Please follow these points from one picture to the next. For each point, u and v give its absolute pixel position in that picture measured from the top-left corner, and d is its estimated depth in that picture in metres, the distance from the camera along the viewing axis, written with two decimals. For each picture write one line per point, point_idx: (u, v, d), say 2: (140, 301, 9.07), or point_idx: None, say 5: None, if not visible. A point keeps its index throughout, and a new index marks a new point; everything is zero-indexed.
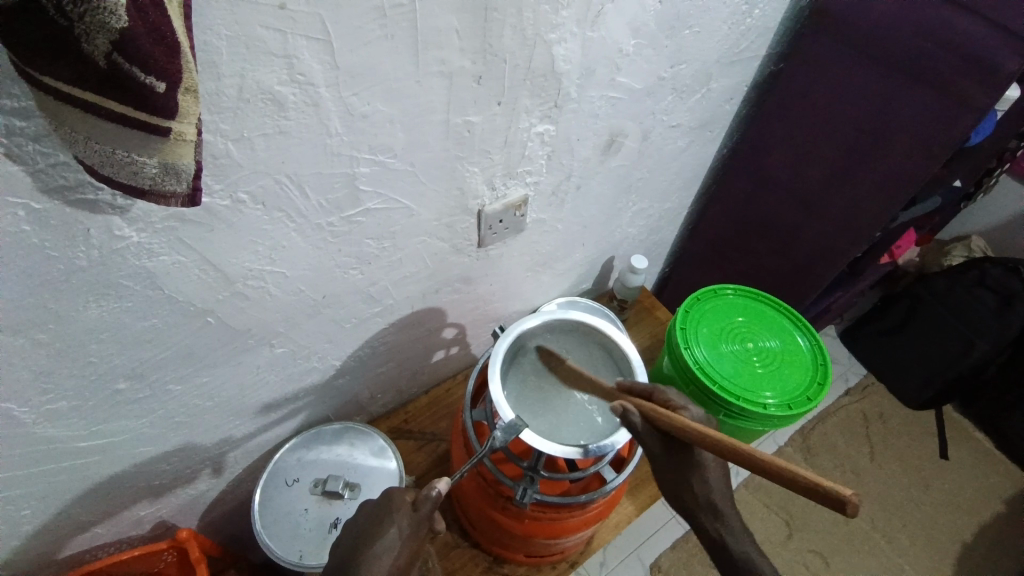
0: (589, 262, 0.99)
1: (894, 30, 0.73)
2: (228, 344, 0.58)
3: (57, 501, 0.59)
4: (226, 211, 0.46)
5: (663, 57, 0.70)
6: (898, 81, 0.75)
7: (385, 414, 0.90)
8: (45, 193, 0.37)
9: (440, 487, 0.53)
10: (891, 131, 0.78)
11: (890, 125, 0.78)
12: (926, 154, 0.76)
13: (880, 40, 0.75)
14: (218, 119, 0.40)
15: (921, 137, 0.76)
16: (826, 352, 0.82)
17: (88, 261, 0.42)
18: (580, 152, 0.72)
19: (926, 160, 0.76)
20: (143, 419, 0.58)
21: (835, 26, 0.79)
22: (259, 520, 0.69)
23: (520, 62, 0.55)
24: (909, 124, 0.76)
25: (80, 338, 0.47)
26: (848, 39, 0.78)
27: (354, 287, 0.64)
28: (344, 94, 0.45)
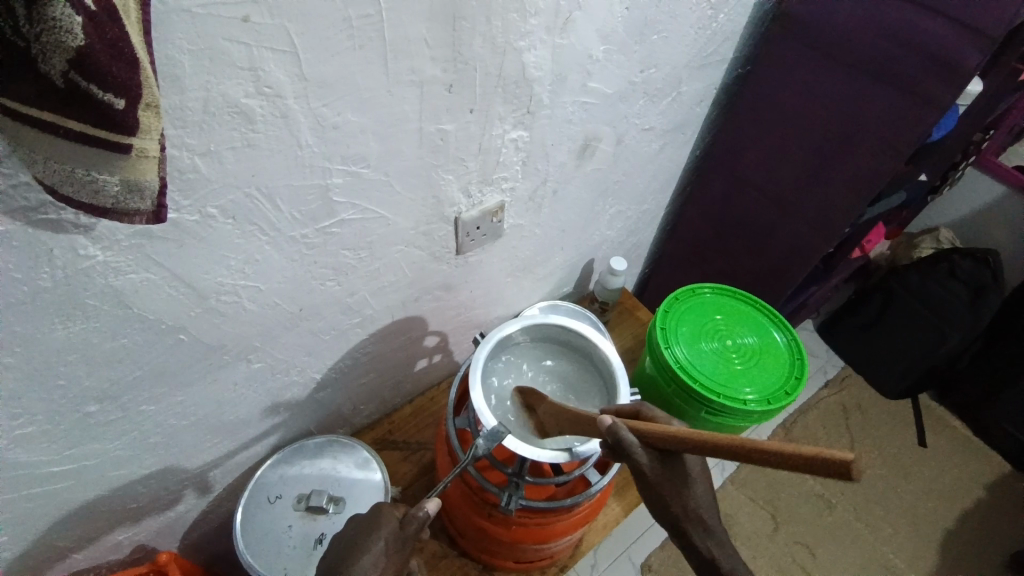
0: (569, 265, 0.99)
1: (856, 33, 0.76)
2: (203, 360, 0.57)
3: (28, 530, 0.57)
4: (196, 226, 0.46)
5: (633, 62, 0.71)
6: (862, 81, 0.78)
7: (369, 425, 0.90)
8: (6, 214, 0.36)
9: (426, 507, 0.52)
10: (858, 131, 0.81)
11: (858, 125, 0.80)
12: (891, 152, 0.79)
13: (843, 43, 0.77)
14: (184, 133, 0.40)
15: (887, 136, 0.78)
16: (803, 348, 0.84)
17: (52, 280, 0.41)
18: (554, 158, 0.73)
19: (891, 158, 0.79)
20: (117, 440, 0.57)
21: (800, 32, 0.81)
22: (242, 539, 0.68)
23: (491, 70, 0.55)
24: (875, 123, 0.78)
25: (47, 361, 0.45)
26: (812, 42, 0.80)
27: (333, 298, 0.63)
28: (314, 105, 0.45)
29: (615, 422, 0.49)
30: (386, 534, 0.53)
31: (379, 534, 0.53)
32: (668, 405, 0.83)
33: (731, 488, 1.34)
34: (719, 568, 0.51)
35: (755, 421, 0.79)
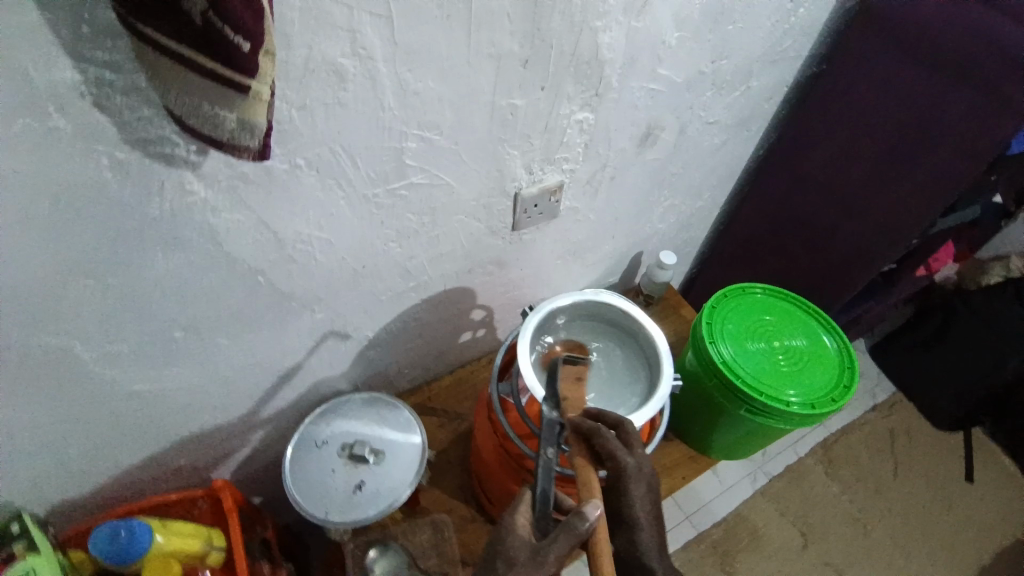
0: (618, 255, 1.00)
1: (939, 28, 0.74)
2: (274, 305, 0.61)
3: (108, 442, 0.63)
4: (284, 175, 0.49)
5: (705, 51, 0.71)
6: (942, 81, 0.75)
7: (411, 391, 0.93)
8: (130, 144, 0.40)
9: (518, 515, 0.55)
10: (933, 131, 0.78)
11: (934, 129, 0.78)
12: (969, 153, 0.75)
13: (926, 38, 0.75)
14: (285, 86, 0.43)
15: (965, 137, 0.75)
16: (852, 353, 0.83)
17: (160, 212, 0.45)
18: (616, 143, 0.74)
19: (968, 160, 0.76)
20: (192, 370, 0.62)
21: (880, 29, 0.79)
22: (291, 476, 0.73)
23: (566, 47, 0.57)
24: (955, 125, 0.75)
25: (145, 286, 0.50)
26: (893, 37, 0.78)
27: (393, 260, 0.67)
28: (399, 69, 0.48)
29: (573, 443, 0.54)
30: (520, 545, 0.51)
31: (515, 552, 0.50)
32: (708, 402, 0.84)
33: (762, 500, 1.31)
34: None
35: (796, 424, 0.78)
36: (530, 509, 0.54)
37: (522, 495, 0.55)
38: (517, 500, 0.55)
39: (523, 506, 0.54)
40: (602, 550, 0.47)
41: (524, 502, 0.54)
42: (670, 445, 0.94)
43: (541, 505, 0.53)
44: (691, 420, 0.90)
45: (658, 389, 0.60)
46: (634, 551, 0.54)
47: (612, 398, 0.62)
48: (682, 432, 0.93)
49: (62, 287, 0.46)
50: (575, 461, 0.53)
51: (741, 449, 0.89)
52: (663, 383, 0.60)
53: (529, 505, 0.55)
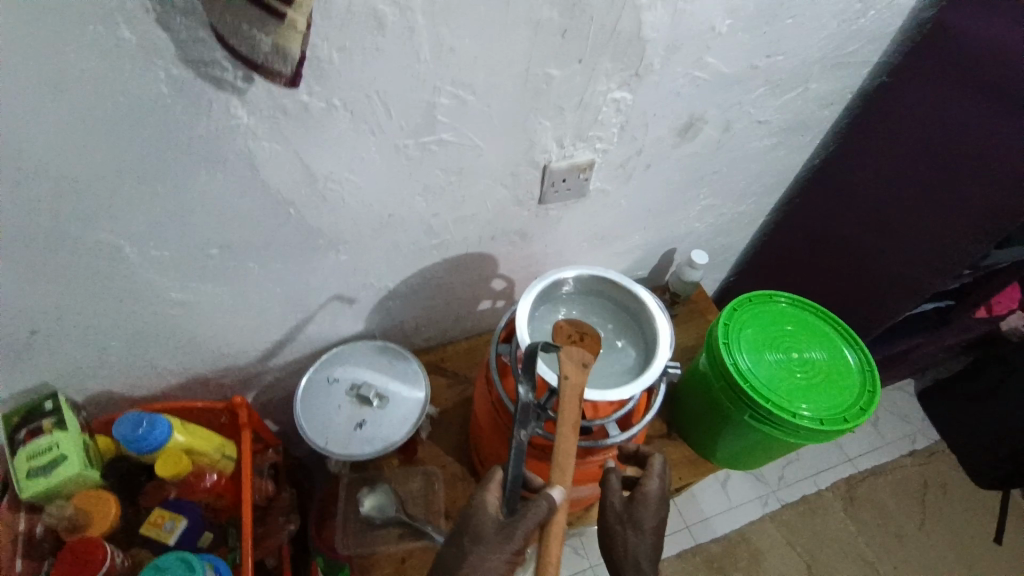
0: (648, 248, 0.99)
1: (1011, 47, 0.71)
2: (302, 239, 0.66)
3: (146, 343, 0.70)
4: (321, 113, 0.53)
5: (758, 44, 0.69)
6: (1001, 103, 0.72)
7: (426, 349, 0.97)
8: (185, 64, 0.45)
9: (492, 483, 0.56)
10: (986, 154, 0.74)
11: (985, 152, 0.74)
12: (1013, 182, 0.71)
13: (990, 61, 0.73)
14: (326, 26, 0.47)
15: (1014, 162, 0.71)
16: (873, 372, 0.80)
17: (206, 131, 0.50)
18: (654, 129, 0.73)
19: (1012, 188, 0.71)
20: (224, 288, 0.67)
21: (952, 41, 0.76)
22: (301, 403, 0.79)
23: (607, 22, 0.57)
24: (1005, 150, 0.71)
25: (188, 199, 0.55)
26: (959, 51, 0.76)
27: (418, 214, 0.70)
28: (436, 24, 0.51)
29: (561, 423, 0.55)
30: (487, 521, 0.52)
31: (483, 528, 0.52)
32: (715, 405, 0.82)
33: (768, 524, 1.26)
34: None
35: (803, 440, 0.76)
36: (499, 489, 0.55)
37: (492, 475, 0.56)
38: (487, 479, 0.56)
39: (494, 485, 0.55)
40: (554, 533, 0.51)
41: (494, 481, 0.56)
42: (672, 445, 0.93)
43: (512, 486, 0.54)
44: (695, 422, 0.88)
45: (654, 361, 0.63)
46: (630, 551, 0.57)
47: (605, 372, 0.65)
48: (684, 432, 0.91)
49: (118, 189, 0.52)
50: (559, 445, 0.53)
51: (744, 460, 0.87)
52: (660, 354, 0.63)
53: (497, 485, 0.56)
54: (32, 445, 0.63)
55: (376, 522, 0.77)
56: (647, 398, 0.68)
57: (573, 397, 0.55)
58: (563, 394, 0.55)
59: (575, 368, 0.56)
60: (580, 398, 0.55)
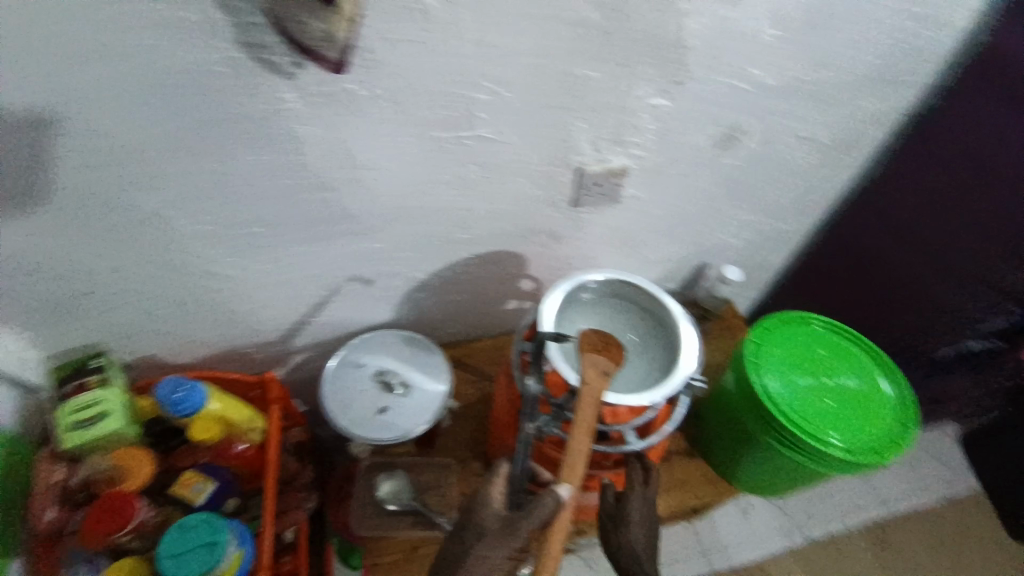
0: (680, 260, 0.98)
1: None
2: (339, 223, 0.68)
3: (188, 311, 0.74)
4: (365, 101, 0.56)
5: (805, 57, 0.68)
6: None
7: (450, 344, 0.99)
8: (243, 46, 0.48)
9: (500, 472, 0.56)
10: None
11: None
12: None
13: None
14: (375, 17, 0.50)
15: None
16: (909, 405, 0.77)
17: (258, 112, 0.54)
18: (691, 137, 0.73)
19: None
20: (263, 265, 0.71)
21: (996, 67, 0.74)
22: (327, 384, 0.81)
23: (649, 26, 0.58)
24: None
25: (237, 176, 0.59)
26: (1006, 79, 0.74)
27: (450, 207, 0.71)
28: (479, 21, 0.53)
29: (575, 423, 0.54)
30: (491, 516, 0.54)
31: (486, 524, 0.53)
32: (738, 424, 0.79)
33: (789, 558, 1.20)
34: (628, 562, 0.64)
35: (831, 469, 0.73)
36: (504, 483, 0.56)
37: (499, 470, 0.56)
38: (493, 473, 0.56)
39: (500, 479, 0.56)
40: (556, 530, 0.52)
41: (500, 476, 0.56)
42: (691, 463, 0.90)
43: (517, 481, 0.56)
44: (716, 441, 0.85)
45: (676, 369, 0.63)
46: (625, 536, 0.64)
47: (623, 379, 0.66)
48: (705, 451, 0.89)
49: (174, 161, 0.56)
50: (571, 447, 0.53)
51: (764, 485, 0.84)
52: (683, 364, 0.63)
53: (503, 479, 0.57)
54: (80, 400, 0.68)
55: (389, 508, 0.78)
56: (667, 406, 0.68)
57: (590, 399, 0.55)
58: (580, 398, 0.55)
59: (594, 371, 0.55)
60: (596, 404, 0.55)
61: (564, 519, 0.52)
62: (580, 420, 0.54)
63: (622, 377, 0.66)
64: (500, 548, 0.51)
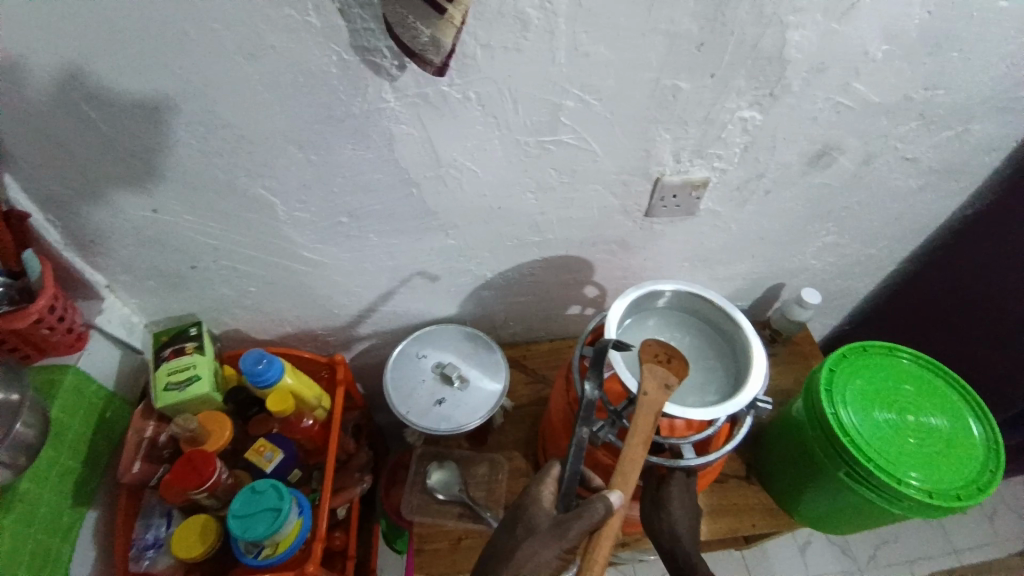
0: (753, 279, 0.94)
1: None
2: (419, 218, 0.71)
3: (274, 292, 0.79)
4: (457, 104, 0.58)
5: (916, 75, 0.64)
6: None
7: (510, 343, 1.00)
8: (353, 49, 0.51)
9: (549, 474, 0.56)
10: None
11: None
12: None
13: None
14: (477, 24, 0.51)
15: None
16: (1004, 453, 0.71)
17: (358, 110, 0.57)
18: (781, 154, 0.71)
19: None
20: (346, 253, 0.75)
21: None
22: (391, 371, 0.85)
23: (748, 39, 0.56)
24: None
25: (333, 168, 0.63)
26: None
27: (527, 210, 0.73)
28: (576, 29, 0.53)
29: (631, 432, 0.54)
30: (541, 514, 0.52)
31: (537, 520, 0.52)
32: (805, 453, 0.76)
33: None
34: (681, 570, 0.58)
35: (907, 511, 0.68)
36: (554, 485, 0.56)
37: (550, 471, 0.56)
38: (544, 474, 0.56)
39: (550, 480, 0.55)
40: (605, 536, 0.50)
41: (551, 477, 0.56)
42: (748, 488, 0.87)
43: (569, 483, 0.55)
44: (779, 469, 0.82)
45: (746, 387, 0.60)
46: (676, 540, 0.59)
47: (686, 392, 0.64)
48: (765, 478, 0.85)
49: (280, 152, 0.60)
50: (625, 454, 0.53)
51: (829, 522, 0.79)
52: (753, 382, 0.60)
53: (554, 481, 0.56)
54: (177, 363, 0.74)
55: (439, 496, 0.81)
56: (730, 426, 0.65)
57: (649, 409, 0.54)
58: (639, 408, 0.54)
59: (655, 382, 0.55)
60: (655, 415, 0.54)
61: (613, 526, 0.50)
62: (636, 430, 0.54)
63: (685, 391, 0.64)
64: (548, 548, 0.49)
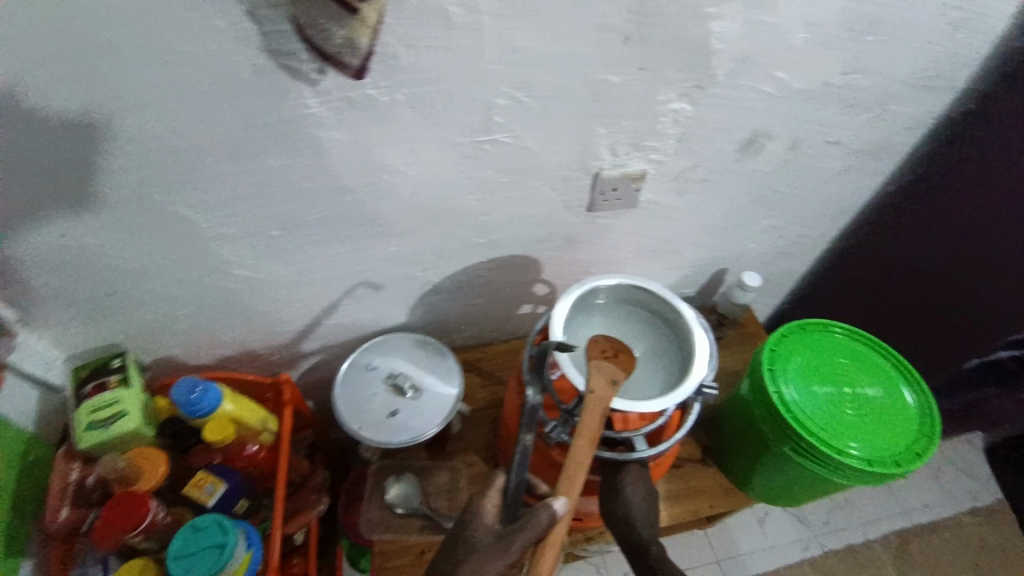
0: (698, 266, 0.96)
1: None
2: (357, 226, 0.68)
3: (206, 313, 0.74)
4: (386, 106, 0.56)
5: (833, 62, 0.66)
6: None
7: (464, 347, 0.99)
8: (267, 53, 0.48)
9: (496, 482, 0.54)
10: None
11: None
12: None
13: None
14: (398, 23, 0.49)
15: None
16: (934, 415, 0.75)
17: (280, 116, 0.54)
18: (714, 143, 0.72)
19: None
20: (282, 267, 0.71)
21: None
22: (340, 387, 0.82)
23: (674, 31, 0.57)
24: None
25: (258, 179, 0.59)
26: None
27: (469, 211, 0.71)
28: (503, 25, 0.52)
29: (578, 433, 0.54)
30: (483, 530, 0.51)
31: (478, 537, 0.50)
32: (754, 432, 0.78)
33: (807, 569, 1.17)
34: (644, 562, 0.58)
35: (851, 479, 0.71)
36: (498, 496, 0.54)
37: (494, 480, 0.54)
38: (487, 484, 0.54)
39: (493, 492, 0.53)
40: (550, 544, 0.50)
41: (495, 488, 0.54)
42: (706, 470, 0.89)
43: (514, 492, 0.54)
44: (733, 449, 0.84)
45: (689, 376, 0.61)
46: None
47: (637, 385, 0.64)
48: (721, 459, 0.88)
49: (198, 165, 0.56)
50: (573, 456, 0.53)
51: (782, 496, 0.82)
52: (698, 369, 0.61)
53: (498, 491, 0.54)
54: (99, 399, 0.69)
55: (398, 511, 0.78)
56: (680, 413, 0.67)
57: (596, 408, 0.54)
58: (585, 408, 0.54)
59: (603, 379, 0.55)
60: (602, 413, 0.54)
61: (558, 532, 0.50)
62: (584, 431, 0.54)
63: (635, 384, 0.65)
64: (491, 565, 0.47)
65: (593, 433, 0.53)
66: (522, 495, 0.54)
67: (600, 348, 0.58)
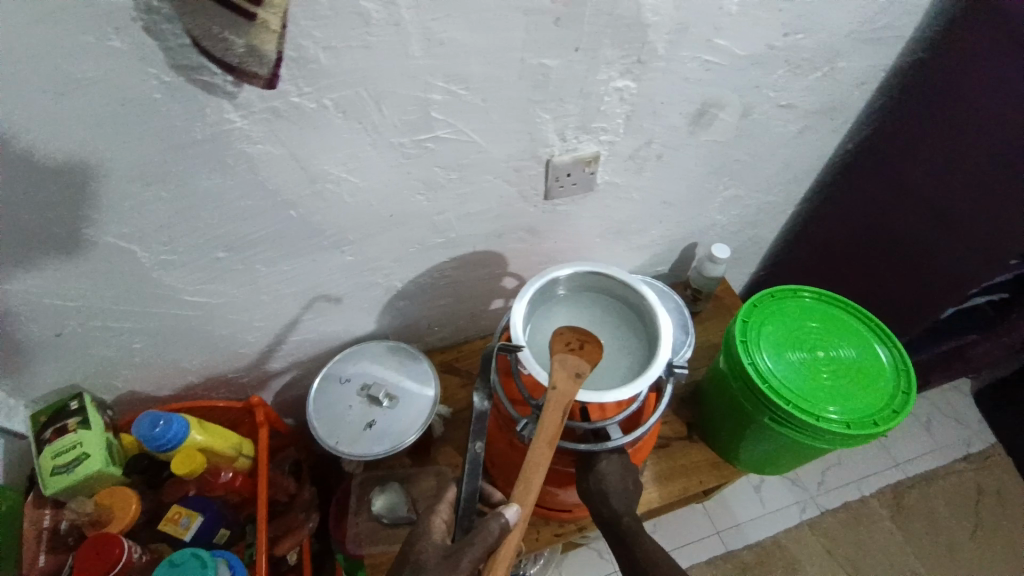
0: (667, 243, 0.95)
1: None
2: (307, 239, 0.66)
3: (163, 343, 0.72)
4: (314, 113, 0.54)
5: (775, 24, 0.65)
6: None
7: (441, 348, 0.97)
8: (174, 69, 0.46)
9: (449, 493, 0.58)
10: None
11: None
12: None
13: None
14: (312, 26, 0.47)
15: None
16: (910, 370, 0.75)
17: (202, 135, 0.51)
18: (664, 118, 0.70)
19: None
20: (234, 289, 0.69)
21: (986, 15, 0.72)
22: (313, 403, 0.80)
23: (604, 7, 0.55)
24: None
25: (192, 203, 0.57)
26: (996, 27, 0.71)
27: (421, 212, 0.69)
28: (424, 18, 0.50)
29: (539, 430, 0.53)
30: (430, 548, 0.52)
31: (423, 556, 0.51)
32: (735, 406, 0.77)
33: (807, 532, 1.18)
34: (624, 548, 0.58)
35: (833, 444, 0.71)
36: (449, 510, 0.57)
37: (445, 495, 0.58)
38: (439, 499, 0.57)
39: (443, 506, 0.56)
40: (502, 553, 0.50)
41: (446, 502, 0.57)
42: (692, 447, 0.89)
43: (466, 504, 0.55)
44: (716, 424, 0.83)
45: (656, 360, 0.60)
46: (616, 518, 0.59)
47: (607, 373, 0.63)
48: (706, 434, 0.87)
49: (124, 194, 0.54)
50: (531, 457, 0.52)
51: (769, 466, 0.82)
52: (664, 351, 0.60)
53: (450, 505, 0.57)
54: (59, 444, 0.66)
55: (385, 521, 0.77)
56: (656, 395, 0.65)
57: (558, 403, 0.54)
58: (547, 405, 0.54)
59: (565, 372, 0.55)
60: (564, 409, 0.54)
61: (511, 540, 0.50)
62: (545, 428, 0.53)
63: (605, 372, 0.64)
64: None
65: (554, 429, 0.53)
66: (474, 507, 0.55)
67: (563, 340, 0.57)
